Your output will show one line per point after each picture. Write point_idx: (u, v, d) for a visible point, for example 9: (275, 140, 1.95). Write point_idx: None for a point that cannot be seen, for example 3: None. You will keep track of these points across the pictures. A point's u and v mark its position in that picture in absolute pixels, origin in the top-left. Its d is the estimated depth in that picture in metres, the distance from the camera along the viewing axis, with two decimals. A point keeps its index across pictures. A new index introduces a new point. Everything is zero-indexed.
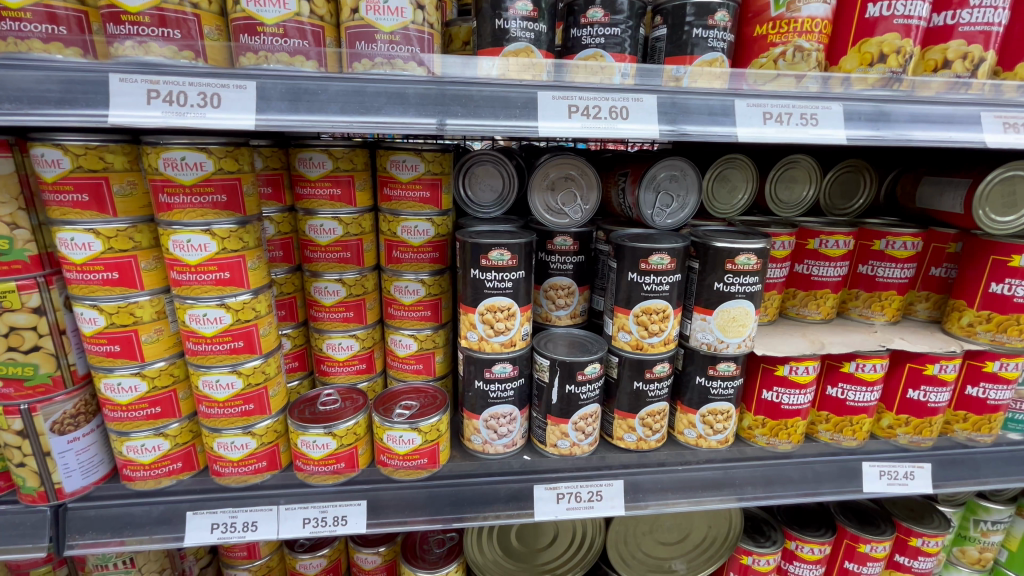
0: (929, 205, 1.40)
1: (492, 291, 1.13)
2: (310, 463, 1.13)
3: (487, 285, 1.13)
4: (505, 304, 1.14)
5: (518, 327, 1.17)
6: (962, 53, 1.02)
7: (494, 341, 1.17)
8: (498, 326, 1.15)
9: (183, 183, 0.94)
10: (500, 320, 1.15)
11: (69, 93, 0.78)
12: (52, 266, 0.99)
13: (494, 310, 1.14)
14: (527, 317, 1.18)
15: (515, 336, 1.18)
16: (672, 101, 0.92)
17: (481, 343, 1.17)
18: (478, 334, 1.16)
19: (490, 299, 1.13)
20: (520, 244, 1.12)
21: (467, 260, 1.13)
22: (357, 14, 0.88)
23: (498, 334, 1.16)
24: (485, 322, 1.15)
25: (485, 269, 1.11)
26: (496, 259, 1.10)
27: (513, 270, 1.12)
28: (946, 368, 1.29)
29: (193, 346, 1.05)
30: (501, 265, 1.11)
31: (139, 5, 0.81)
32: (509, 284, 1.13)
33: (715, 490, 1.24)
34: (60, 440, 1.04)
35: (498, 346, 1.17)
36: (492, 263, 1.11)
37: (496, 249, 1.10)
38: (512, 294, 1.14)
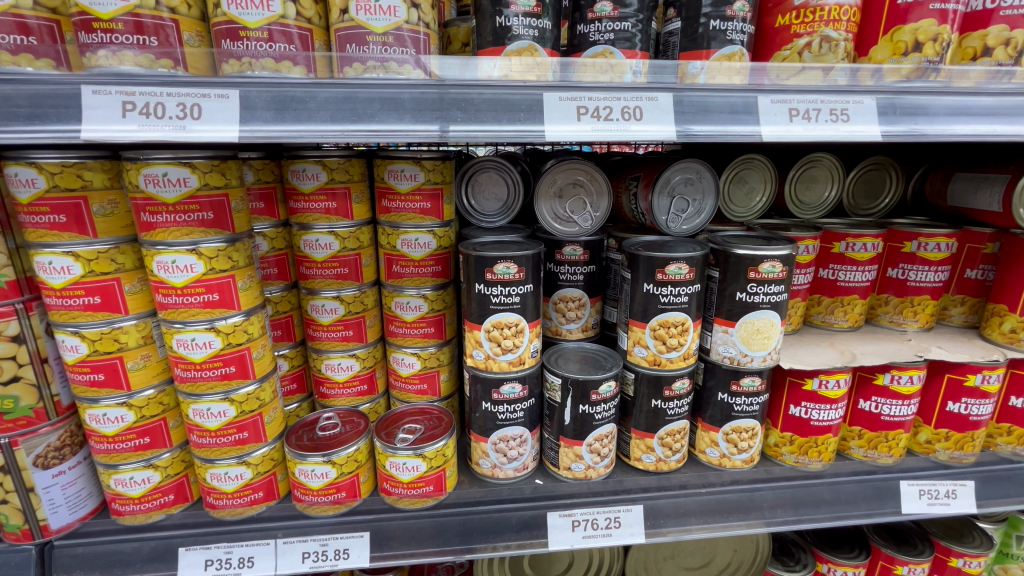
0: (962, 203, 1.32)
1: (498, 306, 1.06)
2: (309, 493, 1.06)
3: (493, 300, 1.05)
4: (513, 320, 1.07)
5: (528, 344, 1.10)
6: (1004, 39, 0.94)
7: (502, 360, 1.10)
8: (505, 343, 1.08)
9: (166, 202, 0.88)
10: (508, 337, 1.08)
11: (39, 108, 0.72)
12: (31, 291, 0.93)
13: (501, 327, 1.07)
14: (537, 333, 1.11)
15: (525, 353, 1.11)
16: (689, 100, 0.85)
17: (488, 362, 1.10)
18: (485, 352, 1.09)
19: (497, 315, 1.06)
20: (528, 256, 1.04)
21: (471, 274, 1.06)
22: (347, 15, 0.82)
23: (506, 352, 1.09)
24: (492, 340, 1.08)
25: (491, 284, 1.04)
26: (503, 273, 1.03)
27: (521, 284, 1.05)
28: (988, 378, 1.19)
29: (182, 372, 0.99)
30: (507, 279, 1.04)
31: (112, 11, 0.75)
32: (516, 298, 1.06)
33: (742, 515, 1.16)
34: (44, 475, 0.98)
35: (505, 364, 1.10)
36: (497, 277, 1.04)
37: (502, 262, 1.03)
38: (520, 309, 1.07)
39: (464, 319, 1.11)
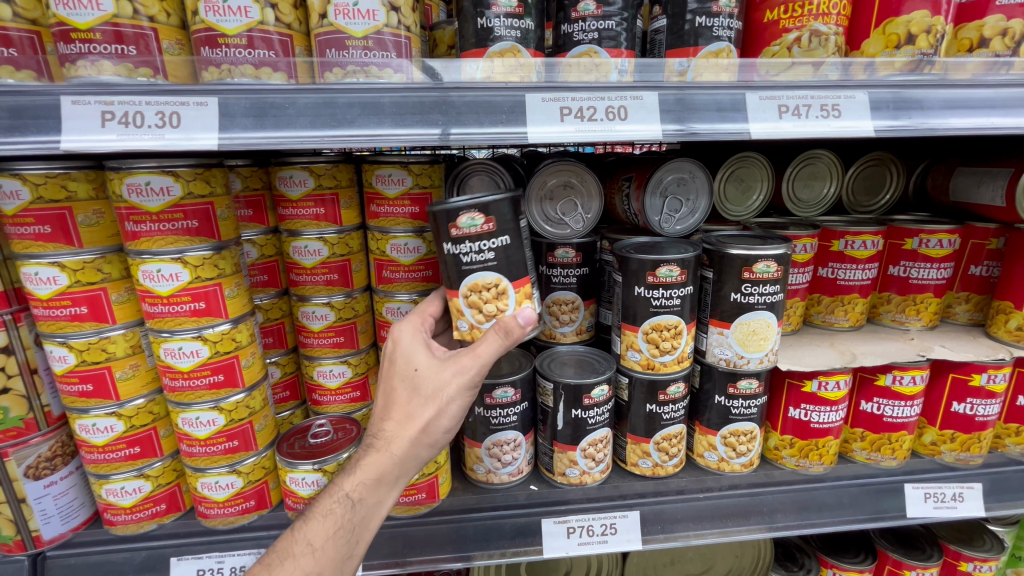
0: (964, 198, 1.29)
1: (472, 265, 0.89)
2: (300, 501, 1.05)
3: (464, 260, 0.89)
4: (490, 280, 0.90)
5: (515, 309, 0.91)
6: (1001, 29, 0.91)
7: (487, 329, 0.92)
8: (487, 309, 0.91)
9: (150, 211, 0.88)
10: (488, 301, 0.90)
11: (20, 120, 0.73)
12: (20, 302, 0.93)
13: (479, 290, 0.90)
14: (524, 295, 0.92)
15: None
16: (676, 99, 0.84)
17: (472, 333, 0.93)
18: (467, 323, 0.92)
19: (472, 278, 0.90)
20: (498, 202, 0.87)
21: (440, 231, 0.89)
22: (326, 20, 0.81)
23: (488, 319, 0.91)
24: (471, 307, 0.91)
25: (458, 240, 0.87)
26: (468, 224, 0.86)
27: (493, 236, 0.88)
28: (993, 378, 1.16)
29: (170, 382, 0.98)
30: (475, 231, 0.87)
31: (89, 21, 0.75)
32: (491, 253, 0.89)
33: (741, 519, 1.15)
34: (35, 485, 0.98)
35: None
36: (464, 231, 0.87)
37: (466, 212, 0.86)
38: (500, 265, 0.90)
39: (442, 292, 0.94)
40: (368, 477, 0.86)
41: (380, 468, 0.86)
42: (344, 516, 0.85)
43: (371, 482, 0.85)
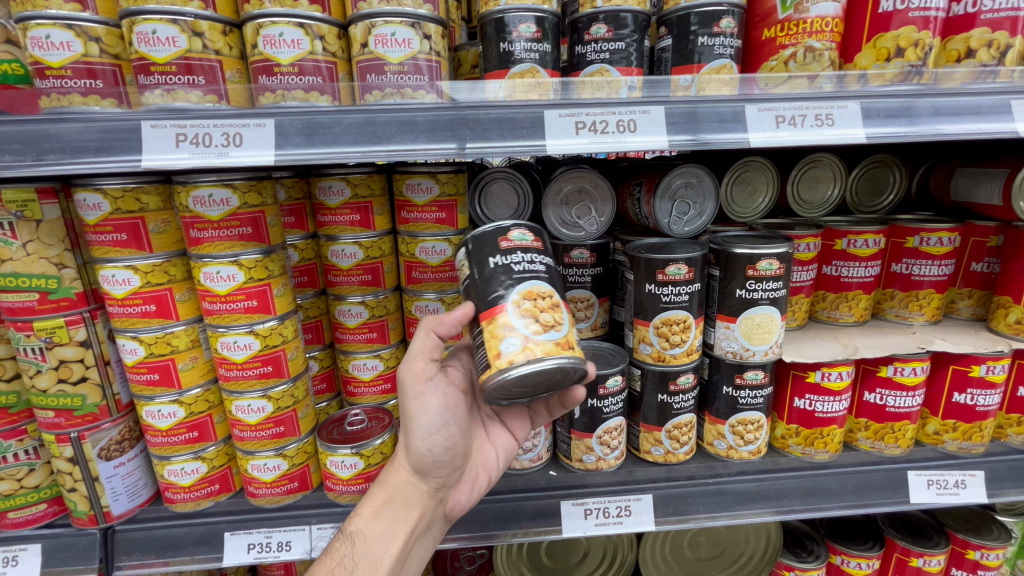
0: (965, 197, 1.34)
1: (527, 272, 0.88)
2: (339, 483, 1.15)
3: (514, 270, 0.88)
4: (545, 291, 0.88)
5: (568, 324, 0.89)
6: (987, 41, 0.98)
7: (543, 341, 0.84)
8: (544, 315, 0.86)
9: (211, 219, 0.99)
10: (544, 309, 0.86)
11: (106, 141, 0.84)
12: (96, 300, 1.05)
13: (535, 298, 0.87)
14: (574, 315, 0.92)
15: (571, 334, 0.88)
16: (681, 112, 0.92)
17: (527, 347, 0.83)
18: (522, 336, 0.84)
19: (527, 283, 0.87)
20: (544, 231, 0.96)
21: (478, 259, 0.90)
22: (367, 48, 0.92)
23: (548, 330, 0.85)
24: (528, 315, 0.85)
25: (509, 251, 0.89)
26: (520, 240, 0.90)
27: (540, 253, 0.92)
28: (993, 369, 1.22)
29: (225, 372, 1.09)
30: (526, 246, 0.91)
31: (166, 56, 0.87)
32: (541, 266, 0.90)
33: (750, 503, 1.21)
34: (107, 465, 1.10)
35: (551, 346, 0.84)
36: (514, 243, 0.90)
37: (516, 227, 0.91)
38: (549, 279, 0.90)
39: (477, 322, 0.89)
40: (368, 509, 1.02)
41: (376, 497, 1.02)
42: (345, 550, 0.98)
43: (367, 512, 1.01)
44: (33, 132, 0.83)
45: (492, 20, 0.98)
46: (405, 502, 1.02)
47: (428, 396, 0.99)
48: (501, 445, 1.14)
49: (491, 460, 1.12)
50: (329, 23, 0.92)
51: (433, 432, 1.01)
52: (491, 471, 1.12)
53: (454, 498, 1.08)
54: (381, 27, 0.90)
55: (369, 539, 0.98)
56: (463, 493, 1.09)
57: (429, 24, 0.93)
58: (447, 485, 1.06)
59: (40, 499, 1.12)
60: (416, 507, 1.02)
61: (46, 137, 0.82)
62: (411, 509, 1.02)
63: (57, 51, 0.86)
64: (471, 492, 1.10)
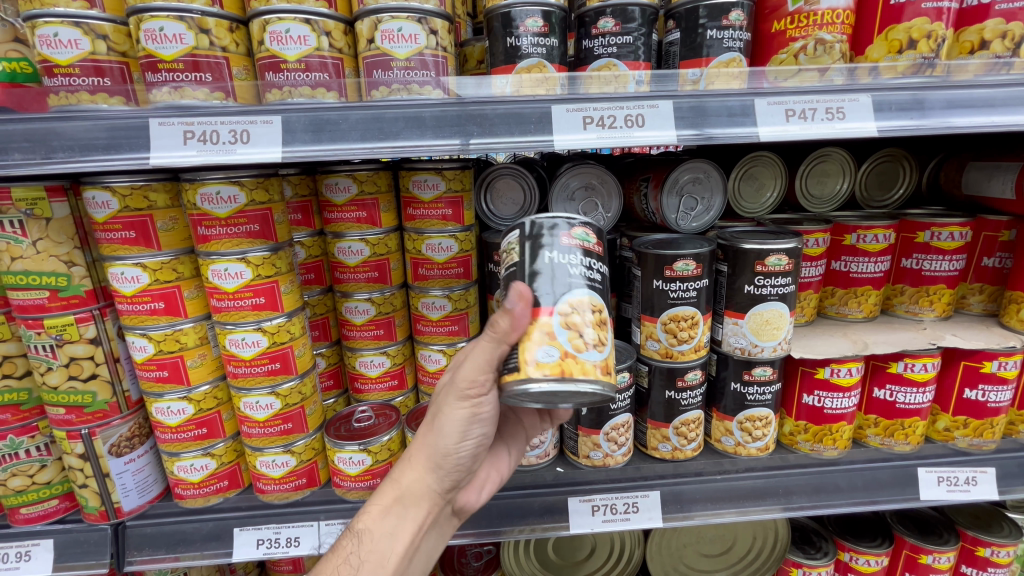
0: (976, 191, 1.33)
1: (579, 280, 0.81)
2: (347, 479, 1.16)
3: (569, 272, 0.81)
4: (591, 300, 0.81)
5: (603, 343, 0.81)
6: (1001, 32, 0.96)
7: (583, 358, 0.78)
8: (589, 332, 0.80)
9: (219, 216, 0.99)
10: (591, 325, 0.80)
11: (115, 139, 0.84)
12: (105, 298, 1.06)
13: (580, 308, 0.80)
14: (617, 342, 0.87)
15: (611, 360, 0.83)
16: (690, 106, 0.91)
17: (564, 363, 0.77)
18: (562, 349, 0.78)
19: (571, 293, 0.80)
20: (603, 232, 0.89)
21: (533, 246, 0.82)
22: (373, 44, 0.91)
23: (590, 349, 0.79)
24: (569, 326, 0.79)
25: (569, 248, 0.82)
26: (580, 238, 0.84)
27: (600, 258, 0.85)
28: (1005, 365, 1.20)
29: (234, 369, 1.10)
30: (583, 246, 0.83)
31: (173, 53, 0.87)
32: (598, 274, 0.84)
33: (758, 500, 1.21)
34: (117, 461, 1.11)
35: (591, 367, 0.79)
36: (575, 244, 0.83)
37: (579, 226, 0.84)
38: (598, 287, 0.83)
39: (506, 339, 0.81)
40: (376, 506, 0.99)
41: (387, 495, 0.99)
42: (353, 547, 0.97)
43: (374, 509, 0.99)
44: (42, 130, 0.83)
45: (499, 15, 0.98)
46: (418, 502, 0.99)
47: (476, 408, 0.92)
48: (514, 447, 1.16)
49: (502, 464, 1.14)
50: (335, 19, 0.92)
51: (463, 440, 0.95)
52: (503, 473, 1.14)
53: (465, 498, 1.09)
54: (388, 23, 0.90)
55: (376, 537, 0.97)
56: (474, 494, 1.09)
57: (436, 20, 0.92)
58: (458, 486, 1.04)
59: (52, 494, 1.13)
60: (426, 504, 1.00)
61: (54, 135, 0.83)
62: (424, 510, 1.00)
63: (64, 49, 0.87)
64: (481, 492, 1.10)
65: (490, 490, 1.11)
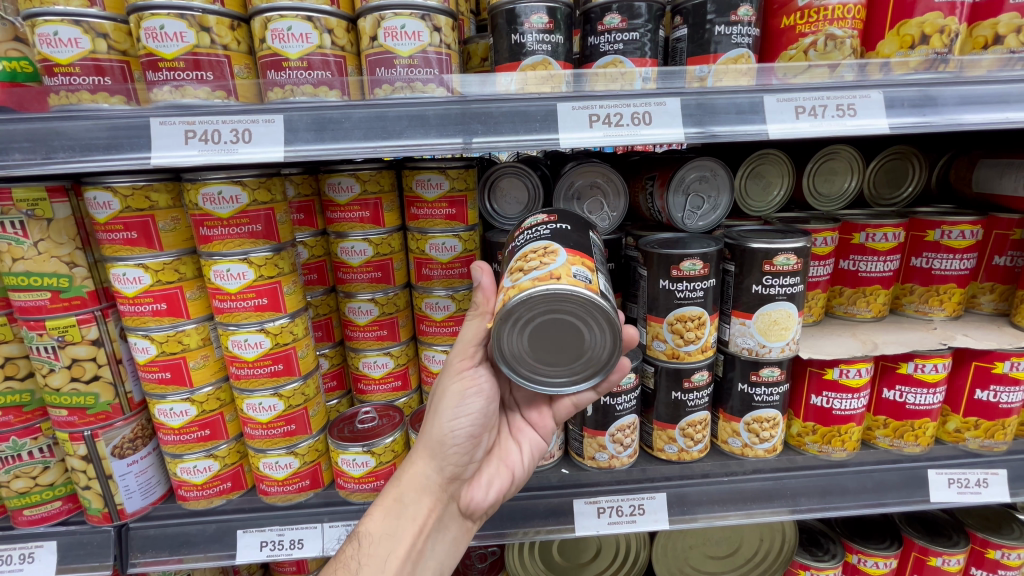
0: (988, 189, 1.31)
1: (527, 241, 0.87)
2: (350, 481, 1.15)
3: (521, 245, 0.88)
4: (540, 245, 0.84)
5: (561, 263, 0.81)
6: (1015, 26, 0.95)
7: (523, 280, 0.81)
8: (527, 263, 0.82)
9: (221, 216, 0.98)
10: (530, 258, 0.83)
11: (115, 139, 0.83)
12: (107, 299, 1.05)
13: (527, 256, 0.84)
14: (579, 258, 0.82)
15: (559, 268, 0.80)
16: (699, 104, 0.90)
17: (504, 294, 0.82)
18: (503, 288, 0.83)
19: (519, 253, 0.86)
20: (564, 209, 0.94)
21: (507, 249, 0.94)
22: (376, 41, 0.90)
23: (530, 272, 0.81)
24: (514, 271, 0.84)
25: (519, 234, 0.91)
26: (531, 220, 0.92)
27: (553, 221, 0.90)
28: (1017, 365, 1.18)
29: (237, 370, 1.09)
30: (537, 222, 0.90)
31: (174, 52, 0.86)
32: (546, 230, 0.87)
33: (766, 502, 1.20)
34: (120, 463, 1.10)
35: (526, 283, 0.80)
36: (526, 229, 0.91)
37: (531, 216, 0.94)
38: (551, 233, 0.86)
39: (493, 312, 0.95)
40: (377, 507, 1.01)
41: (387, 495, 1.02)
42: (354, 552, 0.97)
43: (375, 511, 1.01)
44: (42, 130, 0.82)
45: (503, 12, 0.96)
46: (417, 498, 1.02)
47: (468, 381, 1.00)
48: (525, 441, 1.12)
49: (512, 458, 1.11)
50: (337, 16, 0.91)
51: (458, 417, 1.00)
52: (514, 470, 1.11)
53: (470, 494, 1.07)
54: (391, 20, 0.89)
55: (376, 539, 0.98)
56: (481, 490, 1.07)
57: (439, 16, 0.91)
58: (459, 479, 1.06)
59: (56, 496, 1.13)
60: (425, 500, 1.02)
61: (54, 135, 0.82)
62: (423, 505, 1.02)
63: (65, 48, 0.86)
64: (487, 490, 1.08)
65: (498, 488, 1.09)
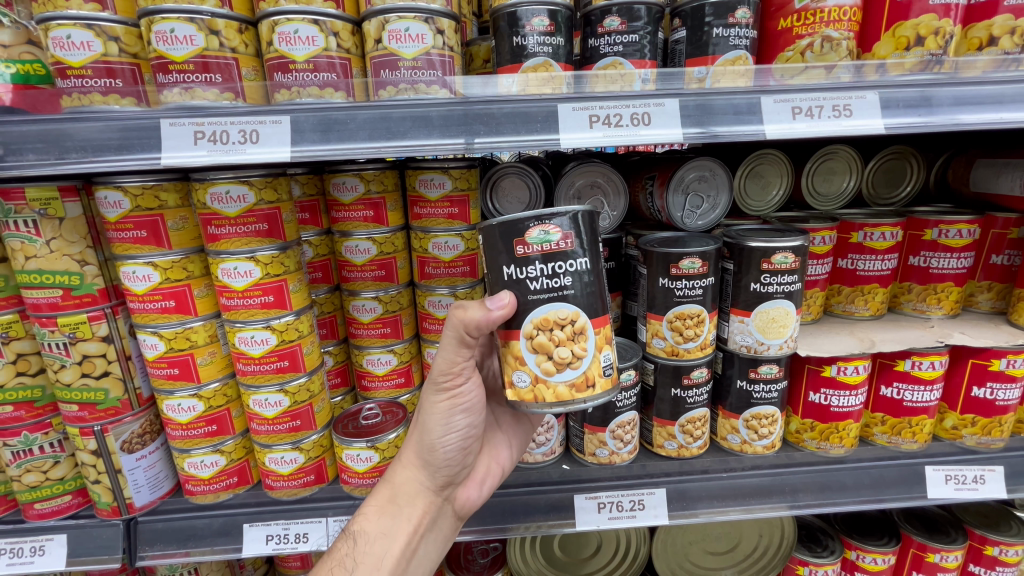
0: (985, 189, 1.32)
1: (544, 295, 0.83)
2: (354, 476, 1.16)
3: (531, 286, 0.83)
4: (564, 315, 0.84)
5: (593, 354, 0.86)
6: (1010, 28, 0.96)
7: (557, 382, 0.85)
8: (558, 352, 0.84)
9: (229, 216, 1.01)
10: (561, 343, 0.84)
11: (127, 140, 0.85)
12: (117, 297, 1.07)
13: (549, 327, 0.84)
14: (602, 339, 0.87)
15: (591, 369, 0.86)
16: (697, 104, 0.91)
17: (536, 389, 0.85)
18: (533, 375, 0.85)
19: (541, 310, 0.83)
20: (576, 219, 0.83)
21: (499, 256, 0.83)
22: (381, 44, 0.92)
23: (564, 369, 0.85)
24: (539, 349, 0.84)
25: (525, 259, 0.82)
26: (539, 238, 0.81)
27: (568, 255, 0.82)
28: (1014, 363, 1.20)
29: (244, 367, 1.11)
30: (548, 247, 0.82)
31: (184, 54, 0.88)
32: (564, 279, 0.83)
33: (764, 498, 1.21)
34: (129, 458, 1.12)
35: (564, 389, 0.85)
36: (532, 249, 0.82)
37: (536, 226, 0.81)
38: (575, 297, 0.84)
39: (496, 330, 0.88)
40: (370, 507, 1.04)
41: (382, 495, 1.05)
42: (348, 550, 1.00)
43: (369, 511, 1.04)
44: (55, 131, 0.84)
45: (505, 14, 0.98)
46: (412, 500, 1.05)
47: (456, 397, 1.01)
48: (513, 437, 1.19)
49: (502, 457, 1.16)
50: (343, 19, 0.93)
51: (448, 432, 1.03)
52: (504, 466, 1.17)
53: (463, 495, 1.11)
54: (396, 23, 0.91)
55: (371, 539, 1.01)
56: (474, 489, 1.12)
57: (442, 19, 0.93)
58: (453, 483, 1.09)
59: (65, 490, 1.15)
60: (420, 503, 1.05)
61: (67, 136, 0.84)
62: (417, 508, 1.05)
63: (77, 51, 0.88)
64: (481, 488, 1.13)
65: (490, 484, 1.15)
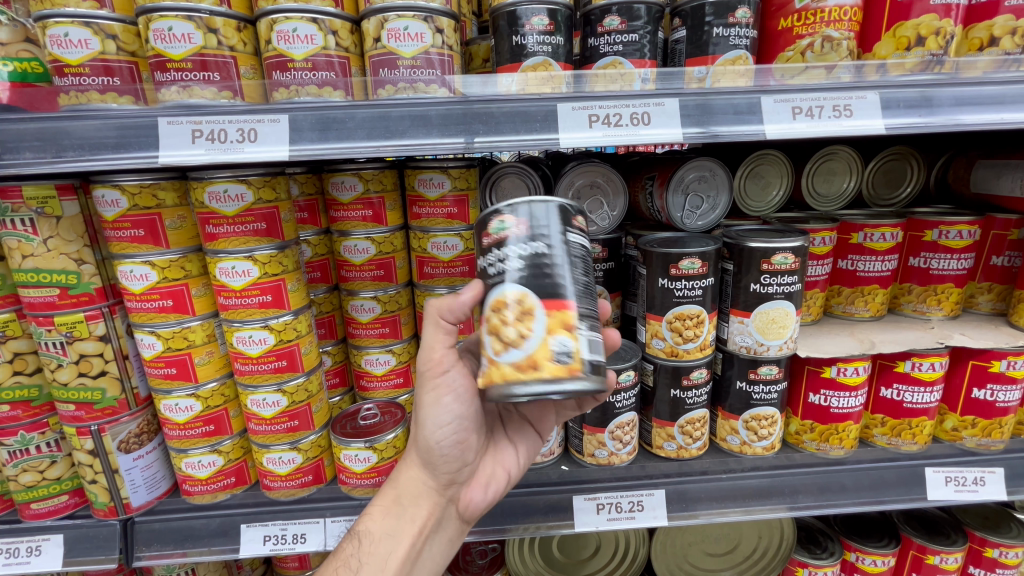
0: (985, 190, 1.32)
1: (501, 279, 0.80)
2: (352, 476, 1.16)
3: (491, 273, 0.82)
4: (512, 295, 0.79)
5: (541, 334, 0.77)
6: (1011, 28, 0.96)
7: (504, 362, 0.78)
8: (507, 331, 0.78)
9: (227, 214, 1.00)
10: (509, 323, 0.78)
11: (124, 138, 0.85)
12: (115, 295, 1.07)
13: (502, 308, 0.79)
14: (557, 322, 0.78)
15: (538, 351, 0.77)
16: (697, 104, 0.91)
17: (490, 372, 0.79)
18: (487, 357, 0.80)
19: (493, 293, 0.81)
20: (541, 207, 0.82)
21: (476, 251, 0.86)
22: (380, 43, 0.92)
23: (511, 349, 0.78)
24: (493, 330, 0.80)
25: (486, 249, 0.83)
26: (500, 228, 0.82)
27: (524, 237, 0.81)
28: (1014, 364, 1.19)
29: (241, 366, 1.11)
30: (507, 234, 0.81)
31: (182, 53, 0.88)
32: (518, 262, 0.80)
33: (763, 499, 1.21)
34: (126, 458, 1.12)
35: (510, 370, 0.77)
36: (492, 239, 0.82)
37: (495, 217, 0.82)
38: (527, 278, 0.79)
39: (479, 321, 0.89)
40: (376, 507, 1.04)
41: (387, 496, 1.05)
42: (354, 551, 1.00)
43: (375, 512, 1.03)
44: (51, 129, 0.84)
45: (504, 14, 0.98)
46: (415, 500, 1.04)
47: (442, 389, 1.00)
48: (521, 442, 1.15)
49: (506, 459, 1.13)
50: (341, 18, 0.93)
51: (440, 427, 1.01)
52: (510, 470, 1.12)
53: (468, 497, 1.08)
54: (394, 22, 0.90)
55: (376, 540, 1.00)
56: (479, 492, 1.08)
57: (441, 18, 0.93)
58: (456, 483, 1.07)
59: (62, 490, 1.15)
60: (424, 504, 1.04)
61: (64, 134, 0.84)
62: (421, 508, 1.03)
63: (75, 49, 0.87)
64: (486, 492, 1.08)
65: (496, 489, 1.11)
